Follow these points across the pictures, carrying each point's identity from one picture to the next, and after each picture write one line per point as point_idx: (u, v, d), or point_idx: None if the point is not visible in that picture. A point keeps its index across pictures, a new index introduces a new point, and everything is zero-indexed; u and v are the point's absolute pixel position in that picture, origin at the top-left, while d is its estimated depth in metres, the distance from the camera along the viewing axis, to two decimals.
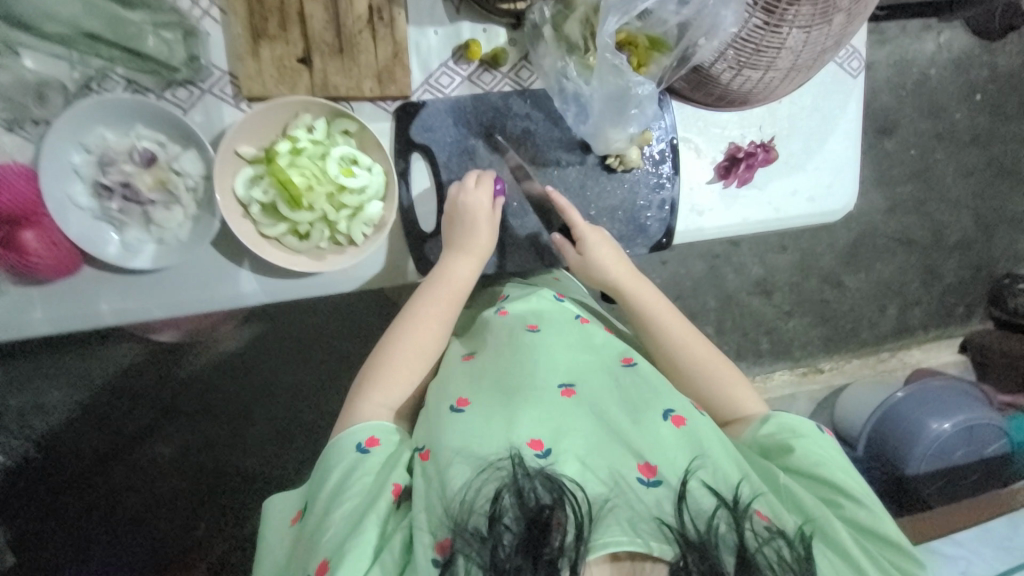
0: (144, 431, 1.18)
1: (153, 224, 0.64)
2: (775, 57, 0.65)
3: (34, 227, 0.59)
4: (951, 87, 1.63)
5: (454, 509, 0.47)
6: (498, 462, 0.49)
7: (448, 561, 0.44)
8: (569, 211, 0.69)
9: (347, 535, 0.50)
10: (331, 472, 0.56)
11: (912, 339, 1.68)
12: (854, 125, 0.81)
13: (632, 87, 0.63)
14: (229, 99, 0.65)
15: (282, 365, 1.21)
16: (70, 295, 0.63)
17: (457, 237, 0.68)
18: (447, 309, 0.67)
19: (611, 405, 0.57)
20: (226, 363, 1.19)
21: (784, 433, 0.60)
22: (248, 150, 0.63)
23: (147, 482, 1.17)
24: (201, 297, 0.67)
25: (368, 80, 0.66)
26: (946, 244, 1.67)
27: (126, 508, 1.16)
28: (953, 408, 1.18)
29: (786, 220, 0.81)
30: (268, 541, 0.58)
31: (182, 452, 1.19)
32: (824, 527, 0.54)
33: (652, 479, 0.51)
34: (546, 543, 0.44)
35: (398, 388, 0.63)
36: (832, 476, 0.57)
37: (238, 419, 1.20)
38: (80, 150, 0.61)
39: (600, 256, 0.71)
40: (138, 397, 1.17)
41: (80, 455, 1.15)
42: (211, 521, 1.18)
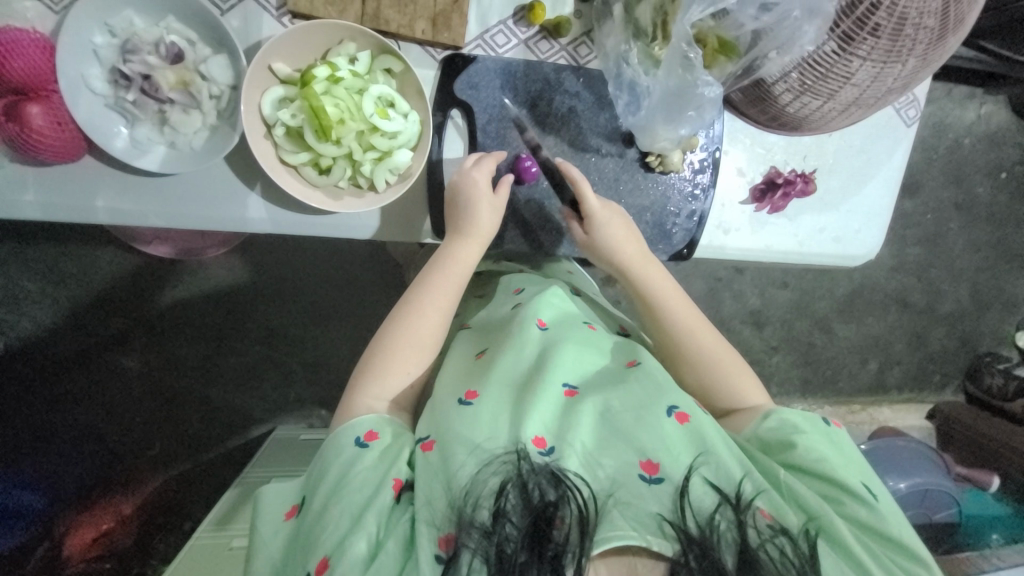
0: (112, 341, 1.14)
1: (167, 125, 0.60)
2: (838, 88, 0.63)
3: (40, 102, 0.54)
4: (981, 160, 1.63)
5: (459, 499, 0.49)
6: (504, 456, 0.51)
7: (451, 557, 0.46)
8: (580, 183, 0.66)
9: (347, 533, 0.50)
10: (331, 466, 0.55)
11: (885, 397, 1.70)
12: (896, 174, 0.80)
13: (699, 86, 0.60)
14: (272, 10, 0.61)
15: (266, 301, 1.18)
16: (69, 183, 0.60)
17: (464, 214, 0.65)
18: (453, 292, 0.67)
19: (613, 398, 0.58)
20: (208, 289, 1.16)
21: (785, 428, 0.58)
22: (281, 68, 0.60)
23: (106, 393, 1.14)
24: (203, 213, 0.63)
25: (422, 21, 0.62)
26: (937, 312, 1.69)
27: (80, 415, 1.13)
28: (913, 469, 1.21)
29: (807, 255, 0.79)
30: (260, 532, 0.56)
31: (147, 369, 1.15)
32: (828, 528, 0.51)
33: (655, 476, 0.51)
34: (549, 540, 0.45)
35: (397, 374, 0.63)
36: (833, 471, 0.55)
37: (212, 347, 1.17)
38: (105, 32, 0.57)
39: (612, 234, 0.68)
40: (111, 305, 1.13)
41: (41, 353, 1.11)
42: (167, 444, 1.15)
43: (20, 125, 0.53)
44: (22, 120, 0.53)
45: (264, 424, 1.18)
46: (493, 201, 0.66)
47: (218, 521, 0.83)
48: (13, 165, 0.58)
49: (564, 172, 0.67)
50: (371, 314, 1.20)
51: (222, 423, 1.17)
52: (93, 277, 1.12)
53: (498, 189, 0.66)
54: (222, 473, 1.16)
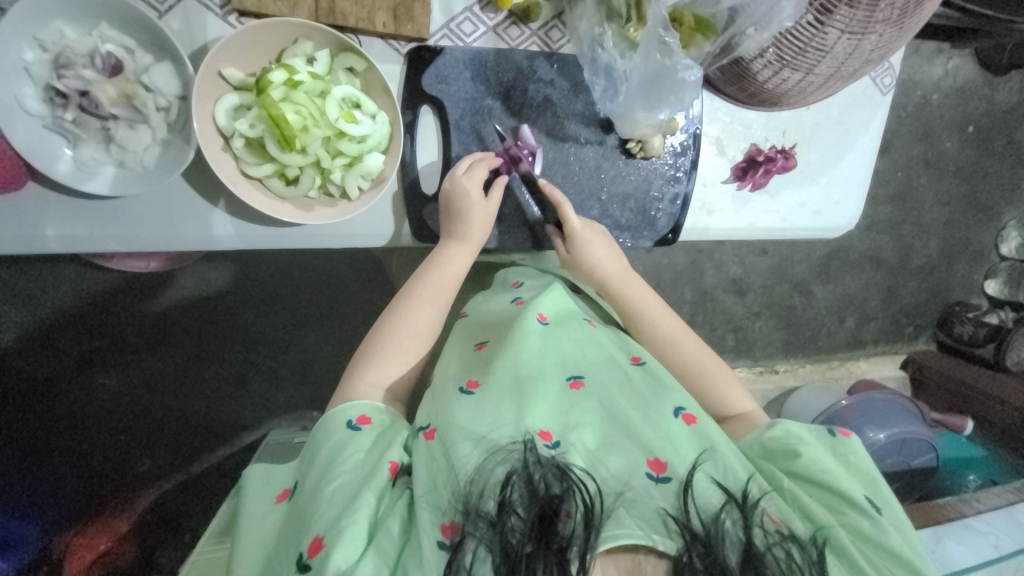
0: (89, 361, 1.09)
1: (114, 143, 0.55)
2: (817, 62, 0.61)
3: None
4: (949, 115, 1.65)
5: (464, 493, 0.48)
6: (511, 446, 0.51)
7: (457, 544, 0.45)
8: (562, 205, 0.65)
9: (341, 513, 0.48)
10: (321, 448, 0.54)
11: (862, 352, 1.76)
12: (873, 142, 0.80)
13: (680, 70, 0.58)
14: (217, 10, 0.56)
15: (247, 309, 1.14)
16: (13, 213, 0.56)
17: (456, 218, 0.64)
18: (442, 294, 0.65)
19: (618, 396, 0.58)
20: (186, 301, 1.12)
21: (790, 438, 0.59)
22: (233, 73, 0.55)
23: (87, 415, 1.09)
24: (164, 234, 0.59)
25: (382, 13, 0.58)
26: (909, 267, 1.74)
27: (63, 438, 1.09)
28: (890, 421, 1.25)
29: (790, 230, 0.79)
30: (246, 514, 0.55)
31: (129, 386, 1.11)
32: (834, 538, 0.52)
33: (661, 474, 0.52)
34: (555, 531, 0.45)
35: (392, 366, 0.63)
36: (837, 482, 0.56)
37: (194, 359, 1.13)
38: (33, 47, 0.52)
39: (590, 254, 0.68)
40: (84, 324, 1.08)
41: (15, 379, 1.06)
42: (157, 460, 1.12)
43: None
44: None
45: (254, 430, 1.16)
46: (486, 207, 0.65)
47: (216, 536, 0.82)
48: None
49: (548, 194, 0.65)
50: (354, 315, 1.17)
51: (211, 435, 1.14)
52: (56, 297, 1.06)
53: (490, 193, 0.65)
54: (218, 484, 1.14)
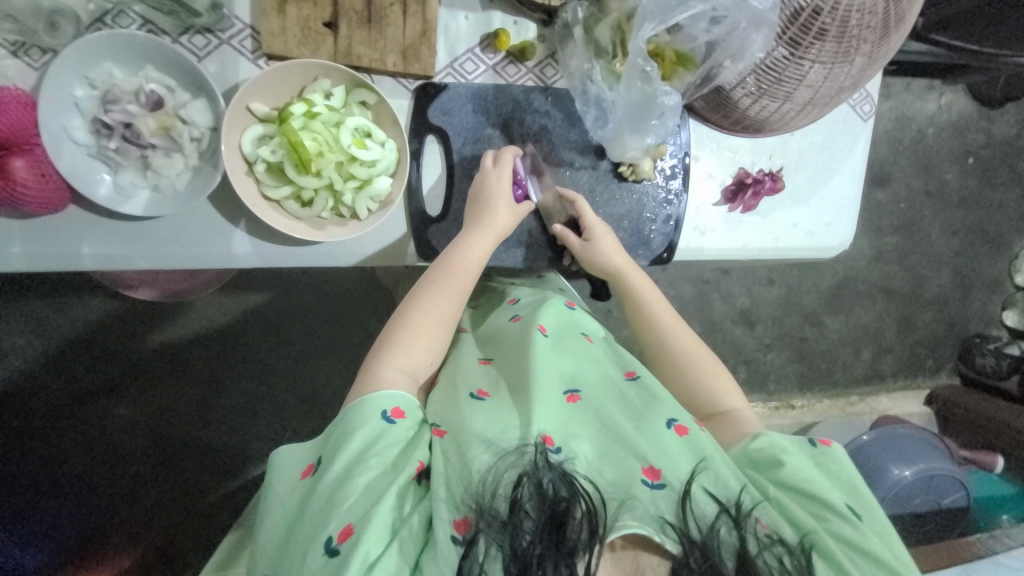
0: (108, 388, 1.13)
1: (150, 169, 0.61)
2: (793, 90, 0.66)
3: (23, 155, 0.56)
4: (947, 148, 1.69)
5: (477, 491, 0.50)
6: (521, 448, 0.53)
7: (470, 540, 0.47)
8: (577, 201, 0.71)
9: (371, 505, 0.50)
10: (354, 432, 0.54)
11: (881, 386, 1.72)
12: (859, 166, 0.83)
13: (660, 95, 0.63)
14: (248, 54, 0.62)
15: (261, 339, 1.18)
16: (57, 233, 0.62)
17: (483, 206, 0.67)
18: (465, 284, 0.66)
19: (615, 410, 0.59)
20: (204, 331, 1.16)
21: (773, 449, 0.59)
22: (259, 107, 0.62)
23: (102, 442, 1.12)
24: (187, 253, 0.65)
25: (393, 54, 0.64)
26: (922, 297, 1.73)
27: (76, 465, 1.11)
28: (916, 455, 1.22)
29: (784, 250, 0.82)
30: (275, 493, 0.56)
31: (144, 414, 1.14)
32: (819, 543, 0.53)
33: (657, 482, 0.53)
34: (565, 535, 0.46)
35: (417, 354, 0.63)
36: (820, 489, 0.56)
37: (206, 387, 1.16)
38: (85, 85, 0.59)
39: (605, 248, 0.71)
40: (106, 352, 1.13)
41: (38, 406, 1.11)
42: (164, 490, 1.13)
43: (4, 180, 0.55)
44: (7, 175, 0.55)
45: (261, 463, 1.17)
46: (513, 203, 0.68)
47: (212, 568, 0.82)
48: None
49: (561, 194, 0.72)
50: (365, 344, 1.20)
51: (218, 466, 1.15)
52: (83, 321, 1.12)
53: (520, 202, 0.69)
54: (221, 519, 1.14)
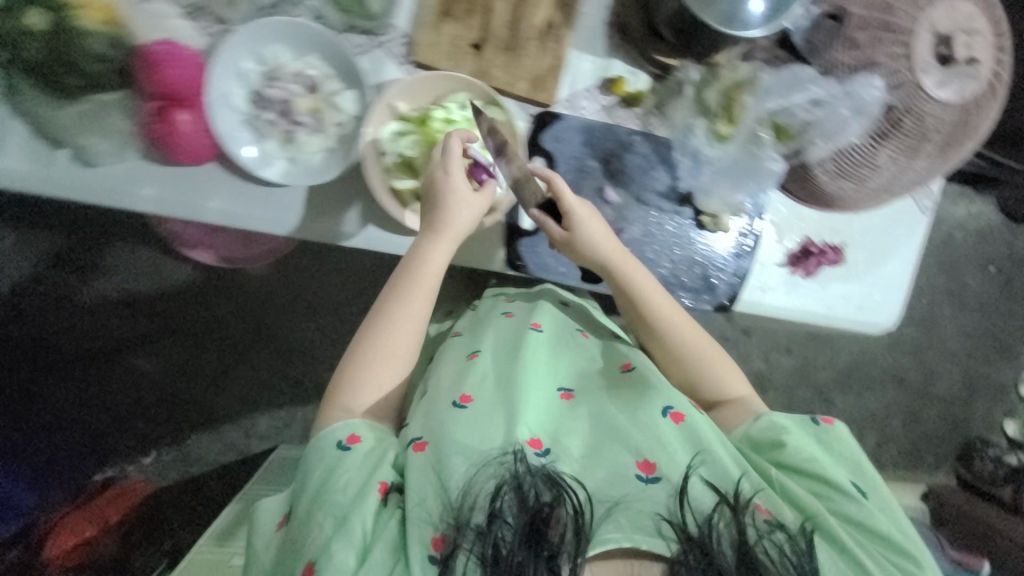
0: (133, 341, 1.16)
1: (292, 143, 0.68)
2: (873, 176, 0.72)
3: (187, 110, 0.63)
4: (971, 254, 1.77)
5: (455, 505, 0.52)
6: (501, 457, 0.56)
7: (448, 556, 0.49)
8: (554, 179, 0.69)
9: (332, 536, 0.52)
10: (315, 470, 0.58)
11: (881, 473, 1.74)
12: (913, 255, 0.89)
13: (769, 160, 0.73)
14: (397, 58, 0.69)
15: (288, 317, 1.20)
16: (189, 183, 0.67)
17: (439, 208, 0.66)
18: (427, 292, 0.67)
19: (609, 404, 0.64)
20: (235, 300, 1.18)
21: (775, 429, 0.66)
22: (401, 106, 0.68)
23: (117, 392, 1.15)
24: (300, 223, 0.69)
25: (523, 81, 0.71)
26: (930, 392, 1.77)
27: (89, 411, 1.14)
28: None
29: (834, 319, 0.87)
30: (253, 543, 0.60)
31: (161, 373, 1.16)
32: (822, 524, 0.58)
33: (651, 475, 0.57)
34: (545, 537, 0.49)
35: (381, 373, 0.66)
36: (825, 470, 0.62)
37: (225, 356, 1.18)
38: (253, 59, 0.66)
39: (592, 233, 0.70)
40: (137, 306, 1.16)
41: (65, 347, 1.14)
42: (164, 452, 1.15)
43: (170, 129, 0.62)
44: (172, 126, 0.62)
45: (268, 440, 1.19)
46: (472, 198, 0.66)
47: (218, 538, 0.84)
48: (144, 162, 0.65)
49: (540, 173, 0.69)
50: None
51: (225, 439, 1.17)
52: (119, 278, 1.15)
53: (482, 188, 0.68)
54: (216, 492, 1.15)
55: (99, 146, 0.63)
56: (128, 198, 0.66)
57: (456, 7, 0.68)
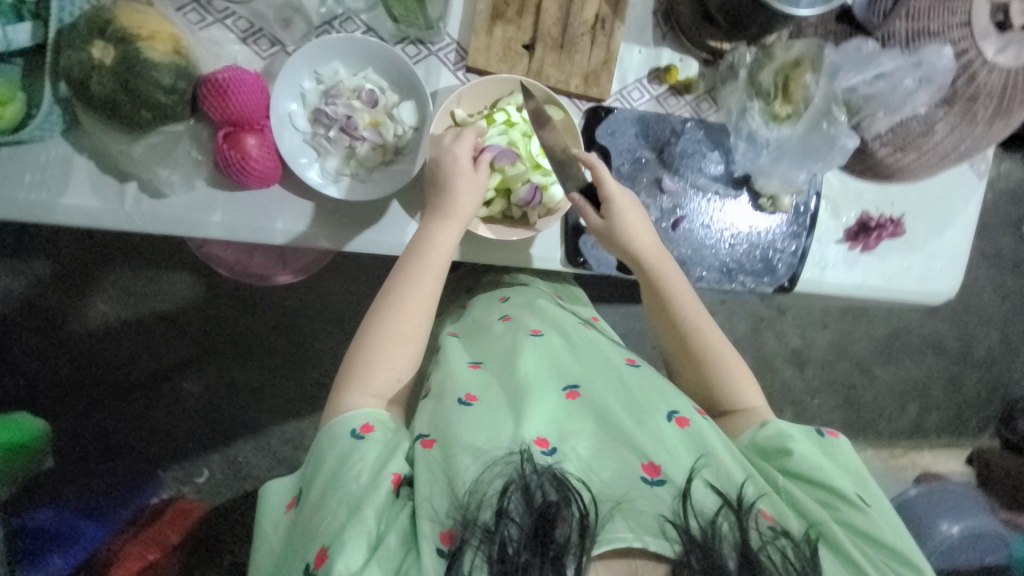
0: (178, 364, 1.17)
1: (353, 159, 0.67)
2: (931, 146, 0.72)
3: (256, 134, 0.62)
4: (1002, 214, 1.74)
5: (463, 501, 0.50)
6: (508, 456, 0.53)
7: (454, 552, 0.47)
8: (595, 166, 0.68)
9: (346, 522, 0.51)
10: (326, 456, 0.58)
11: (925, 442, 1.73)
12: (970, 220, 0.88)
13: (840, 138, 0.70)
14: (450, 65, 0.69)
15: (324, 328, 1.21)
16: (255, 206, 0.68)
17: (441, 193, 0.65)
18: (431, 280, 0.65)
19: (613, 404, 0.61)
20: (272, 315, 1.19)
21: (781, 436, 0.63)
22: (459, 113, 0.68)
23: (169, 416, 1.17)
24: (364, 237, 0.70)
25: (576, 78, 0.71)
26: (971, 357, 1.75)
27: (144, 435, 1.16)
28: (959, 513, 1.30)
29: (895, 292, 0.86)
30: (268, 521, 0.60)
31: (209, 393, 1.18)
32: (828, 534, 0.55)
33: (656, 478, 0.54)
34: (551, 537, 0.47)
35: (388, 365, 0.64)
36: (830, 481, 0.60)
37: (269, 372, 1.19)
38: (312, 78, 0.66)
39: (627, 221, 0.69)
40: (179, 329, 1.17)
41: (113, 376, 1.15)
42: (221, 467, 1.18)
43: (240, 154, 0.61)
44: (242, 150, 0.61)
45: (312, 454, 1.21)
46: (472, 177, 0.65)
47: None
48: (211, 188, 0.66)
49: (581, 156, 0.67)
50: None
51: (276, 454, 1.19)
52: (160, 304, 1.16)
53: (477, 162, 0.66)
54: None
55: (171, 178, 0.65)
56: (197, 226, 0.67)
57: (505, 9, 0.68)
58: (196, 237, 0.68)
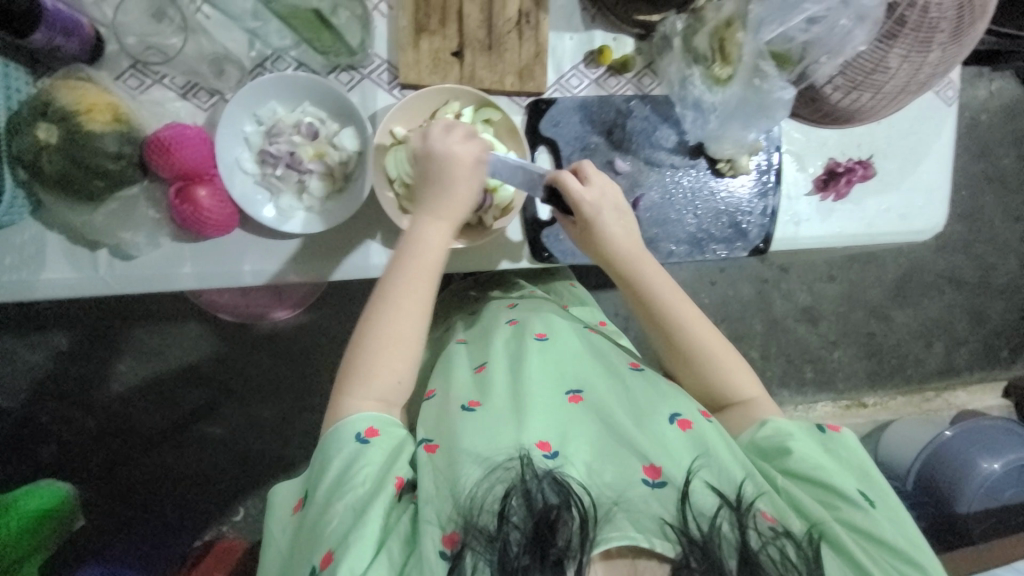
0: (198, 410, 1.21)
1: (305, 192, 0.69)
2: (885, 81, 0.70)
3: (206, 185, 0.65)
4: (1002, 133, 1.67)
5: (466, 505, 0.52)
6: (508, 462, 0.54)
7: (456, 555, 0.49)
8: (562, 177, 0.67)
9: (350, 527, 0.53)
10: (332, 460, 0.58)
11: (957, 380, 1.69)
12: (946, 150, 0.85)
13: (775, 90, 0.67)
14: (385, 85, 0.71)
15: (332, 357, 1.24)
16: (219, 252, 0.70)
17: (437, 188, 0.65)
18: (425, 280, 0.65)
19: (616, 407, 0.62)
20: (281, 351, 1.23)
21: (780, 435, 0.63)
22: (399, 130, 0.69)
23: (197, 460, 1.21)
24: (331, 264, 0.72)
25: (510, 76, 0.71)
26: (992, 286, 1.70)
27: (176, 483, 1.20)
28: (1003, 447, 1.24)
29: (878, 235, 0.84)
30: (272, 529, 0.61)
31: (232, 434, 1.22)
32: (829, 532, 0.56)
33: (657, 480, 0.55)
34: (552, 542, 0.48)
35: (390, 366, 0.62)
36: (835, 480, 0.60)
37: (287, 406, 1.23)
38: (253, 121, 0.68)
39: (608, 228, 0.69)
40: (194, 376, 1.21)
41: (138, 431, 1.20)
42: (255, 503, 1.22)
43: (193, 206, 0.64)
44: (195, 202, 0.63)
45: None
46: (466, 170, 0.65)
47: None
48: (175, 242, 0.69)
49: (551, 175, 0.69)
50: None
51: None
52: (174, 355, 1.20)
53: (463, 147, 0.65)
54: None
55: (135, 239, 0.67)
56: (170, 280, 0.69)
57: (428, 21, 0.68)
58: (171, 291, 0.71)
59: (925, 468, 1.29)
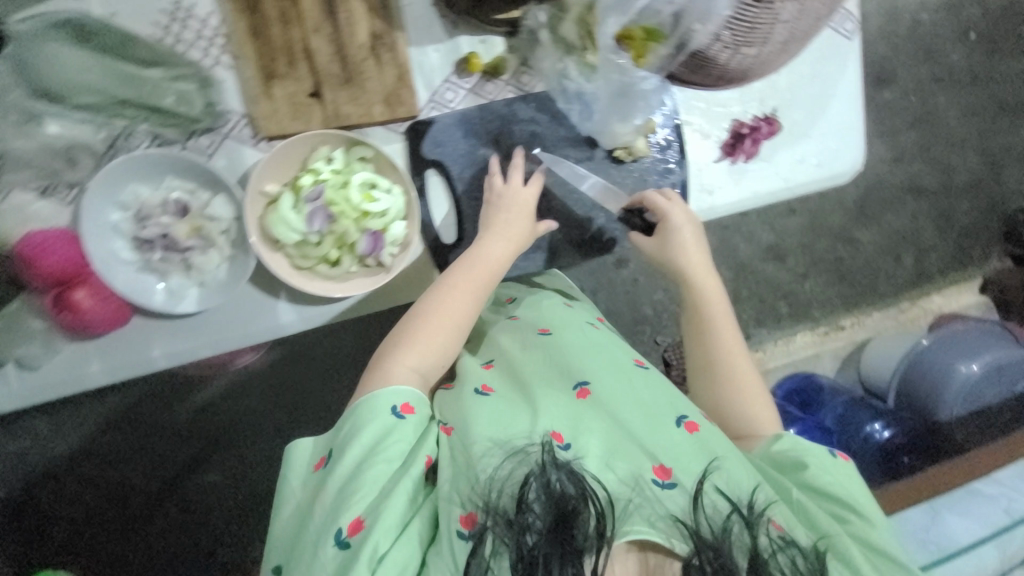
0: (185, 466, 1.10)
1: (193, 269, 0.68)
2: (769, 32, 0.60)
3: (82, 286, 0.63)
4: (945, 28, 1.59)
5: (482, 490, 0.52)
6: (528, 447, 0.55)
7: (477, 534, 0.49)
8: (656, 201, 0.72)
9: (378, 495, 0.54)
10: (365, 426, 0.57)
11: (931, 287, 1.68)
12: (855, 87, 0.81)
13: (638, 82, 0.68)
14: (249, 141, 0.67)
15: (314, 380, 1.13)
16: (124, 345, 0.67)
17: (498, 207, 0.70)
18: (478, 285, 0.67)
19: (641, 394, 0.62)
20: (257, 385, 1.12)
21: (796, 449, 0.63)
22: (272, 188, 0.66)
23: (196, 516, 1.11)
24: (241, 333, 0.69)
25: (377, 105, 0.67)
26: (955, 187, 1.66)
27: (180, 543, 1.10)
28: (978, 350, 1.23)
29: (797, 188, 0.82)
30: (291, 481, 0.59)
31: (227, 481, 1.12)
32: (839, 548, 0.56)
33: (668, 480, 0.54)
34: (573, 534, 0.48)
35: (423, 352, 0.64)
36: (848, 495, 0.60)
37: (276, 437, 1.13)
38: (118, 209, 0.65)
39: (681, 245, 0.72)
40: (169, 433, 1.09)
41: (124, 503, 1.08)
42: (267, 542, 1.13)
43: (72, 311, 0.62)
44: (73, 307, 0.62)
45: None
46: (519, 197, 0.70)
47: None
48: (72, 345, 0.65)
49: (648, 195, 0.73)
50: None
51: None
52: (140, 416, 1.08)
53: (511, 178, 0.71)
54: None
55: (31, 350, 0.65)
56: (77, 382, 0.66)
57: (275, 65, 0.64)
58: (83, 391, 0.67)
59: (904, 385, 1.30)
